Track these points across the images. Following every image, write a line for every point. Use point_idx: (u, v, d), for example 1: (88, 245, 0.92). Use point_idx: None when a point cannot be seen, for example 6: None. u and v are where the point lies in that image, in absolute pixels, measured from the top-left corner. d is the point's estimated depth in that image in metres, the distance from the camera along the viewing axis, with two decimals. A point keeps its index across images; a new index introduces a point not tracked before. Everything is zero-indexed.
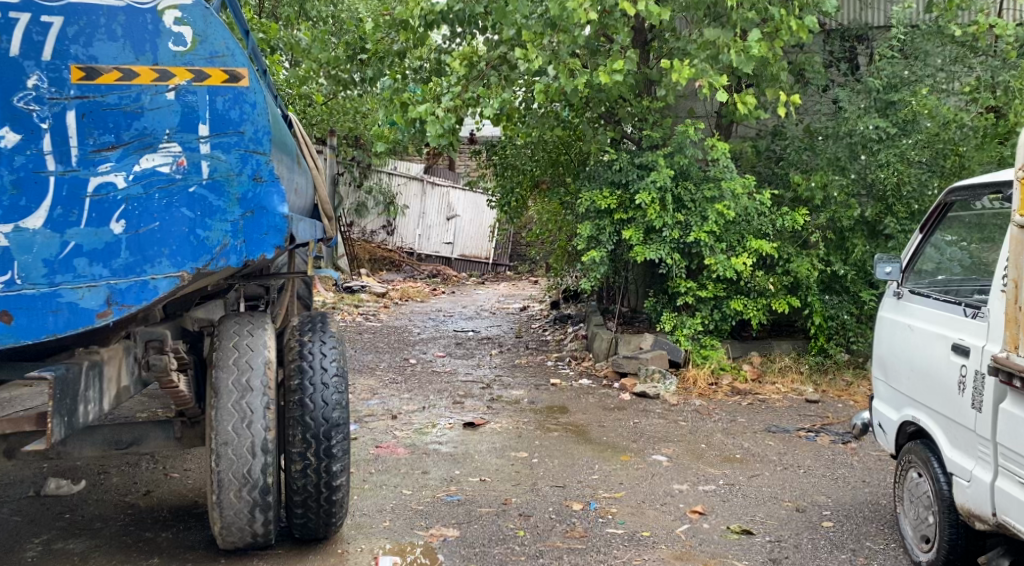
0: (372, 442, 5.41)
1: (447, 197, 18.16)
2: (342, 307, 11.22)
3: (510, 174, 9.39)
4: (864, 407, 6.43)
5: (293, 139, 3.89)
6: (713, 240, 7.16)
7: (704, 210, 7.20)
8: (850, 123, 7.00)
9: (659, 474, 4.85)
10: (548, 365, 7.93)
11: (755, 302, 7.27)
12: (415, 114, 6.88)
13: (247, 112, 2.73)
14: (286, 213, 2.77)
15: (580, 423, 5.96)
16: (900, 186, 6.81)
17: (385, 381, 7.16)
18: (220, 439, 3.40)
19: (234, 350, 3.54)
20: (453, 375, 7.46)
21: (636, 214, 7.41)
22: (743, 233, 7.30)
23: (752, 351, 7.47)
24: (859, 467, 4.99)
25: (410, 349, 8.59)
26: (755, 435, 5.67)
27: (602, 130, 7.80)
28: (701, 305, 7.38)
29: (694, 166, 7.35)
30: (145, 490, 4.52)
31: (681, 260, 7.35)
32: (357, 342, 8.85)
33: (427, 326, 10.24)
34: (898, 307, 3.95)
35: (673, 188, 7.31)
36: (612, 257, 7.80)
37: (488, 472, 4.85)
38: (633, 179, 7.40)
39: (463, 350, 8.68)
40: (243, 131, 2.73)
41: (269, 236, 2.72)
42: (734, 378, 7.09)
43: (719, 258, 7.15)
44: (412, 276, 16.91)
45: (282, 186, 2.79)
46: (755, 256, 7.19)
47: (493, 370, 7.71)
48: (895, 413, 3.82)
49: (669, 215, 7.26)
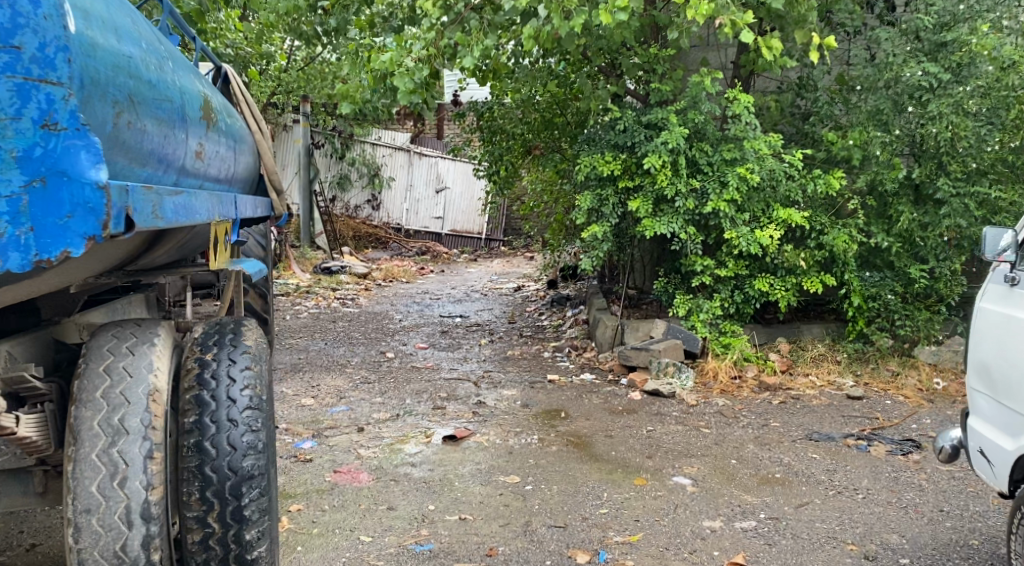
0: (330, 466, 4.44)
1: (436, 168, 16.94)
2: (319, 292, 10.23)
3: (498, 140, 8.34)
4: (917, 404, 5.45)
5: (190, 88, 3.01)
6: (734, 210, 6.21)
7: (724, 175, 6.22)
8: (895, 69, 5.99)
9: (683, 506, 3.88)
10: (544, 357, 6.96)
11: (783, 281, 6.30)
12: (380, 64, 5.94)
13: (26, 17, 1.93)
14: (97, 182, 1.98)
15: (584, 432, 4.98)
16: (955, 141, 5.87)
17: (356, 381, 6.17)
18: (79, 505, 2.40)
19: (104, 377, 2.53)
20: (435, 372, 6.48)
21: (644, 182, 6.40)
22: (768, 202, 6.30)
23: (778, 338, 6.48)
24: (932, 491, 4.01)
25: (389, 341, 7.60)
26: (795, 446, 4.69)
27: (603, 84, 6.77)
28: (720, 286, 6.42)
29: (710, 124, 6.35)
30: (29, 544, 3.53)
31: (696, 234, 6.38)
32: (330, 335, 7.86)
33: (411, 312, 9.24)
34: (1008, 298, 2.96)
35: (687, 150, 6.31)
36: (616, 232, 6.80)
37: (470, 507, 3.88)
38: (641, 140, 6.38)
39: (448, 339, 7.69)
40: (23, 48, 1.93)
41: (73, 221, 1.95)
42: (761, 370, 6.11)
43: (741, 231, 6.21)
44: (400, 254, 15.87)
45: (91, 136, 1.99)
46: (783, 227, 6.22)
47: (482, 364, 6.73)
48: (1010, 441, 2.86)
49: (682, 182, 6.28)
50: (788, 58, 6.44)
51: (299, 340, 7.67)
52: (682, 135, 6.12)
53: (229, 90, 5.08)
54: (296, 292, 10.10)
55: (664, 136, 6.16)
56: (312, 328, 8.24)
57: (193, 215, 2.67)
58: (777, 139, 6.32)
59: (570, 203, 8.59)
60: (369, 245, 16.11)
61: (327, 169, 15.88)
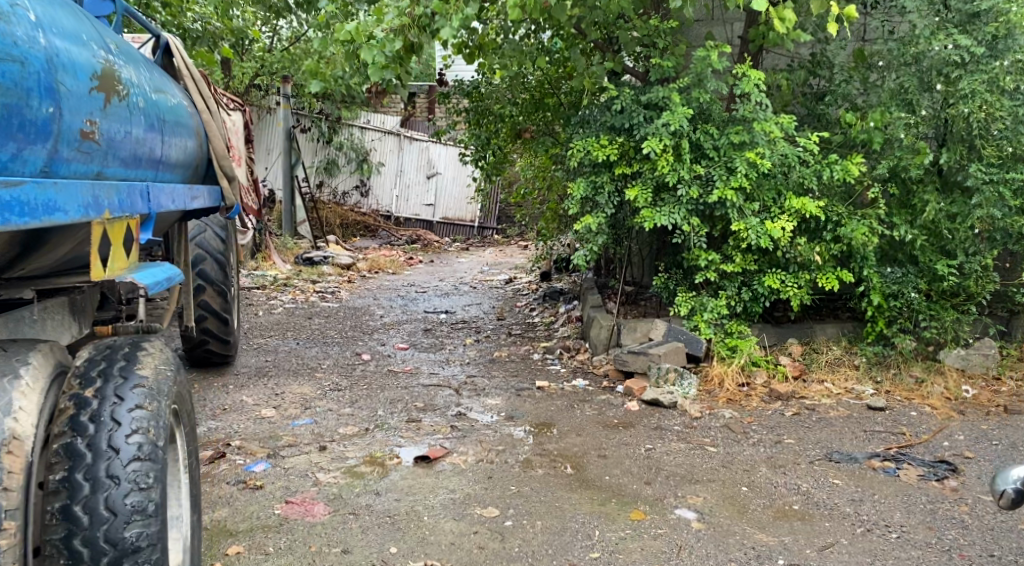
0: (283, 496, 3.87)
1: (427, 153, 16.50)
2: (298, 285, 9.66)
3: (486, 122, 7.74)
4: (947, 416, 4.88)
5: (77, 51, 2.48)
6: (743, 199, 5.64)
7: (731, 160, 5.65)
8: (922, 42, 5.39)
9: (686, 550, 3.32)
10: (534, 359, 6.38)
11: (795, 277, 5.73)
12: (346, 35, 5.32)
13: None
14: None
15: (574, 451, 4.42)
16: (989, 122, 5.27)
17: (325, 389, 5.60)
18: None
19: None
20: (412, 377, 5.90)
21: (643, 168, 5.83)
22: (779, 189, 5.72)
23: (789, 340, 5.91)
24: (977, 529, 3.45)
25: (366, 341, 7.02)
26: (812, 468, 4.13)
27: (598, 60, 6.17)
28: (726, 283, 5.86)
29: (716, 104, 5.77)
30: None
31: (701, 226, 5.81)
32: (304, 334, 7.28)
33: (393, 308, 8.67)
34: None
35: (690, 133, 5.74)
36: (613, 224, 6.23)
37: (439, 551, 3.33)
38: (639, 122, 5.79)
39: (431, 339, 7.12)
40: None
41: None
42: (771, 377, 5.54)
43: (750, 222, 5.64)
44: (389, 242, 15.28)
45: None
46: (796, 218, 5.64)
47: (465, 368, 6.16)
48: None
49: (685, 168, 5.70)
50: (802, 31, 5.84)
51: (269, 340, 7.10)
52: (685, 116, 5.55)
53: (172, 64, 4.49)
54: (273, 286, 9.52)
55: (664, 117, 5.59)
56: (286, 326, 7.66)
57: (50, 211, 2.18)
58: (789, 120, 5.73)
59: (565, 191, 7.99)
60: (357, 234, 15.51)
61: (314, 154, 15.28)
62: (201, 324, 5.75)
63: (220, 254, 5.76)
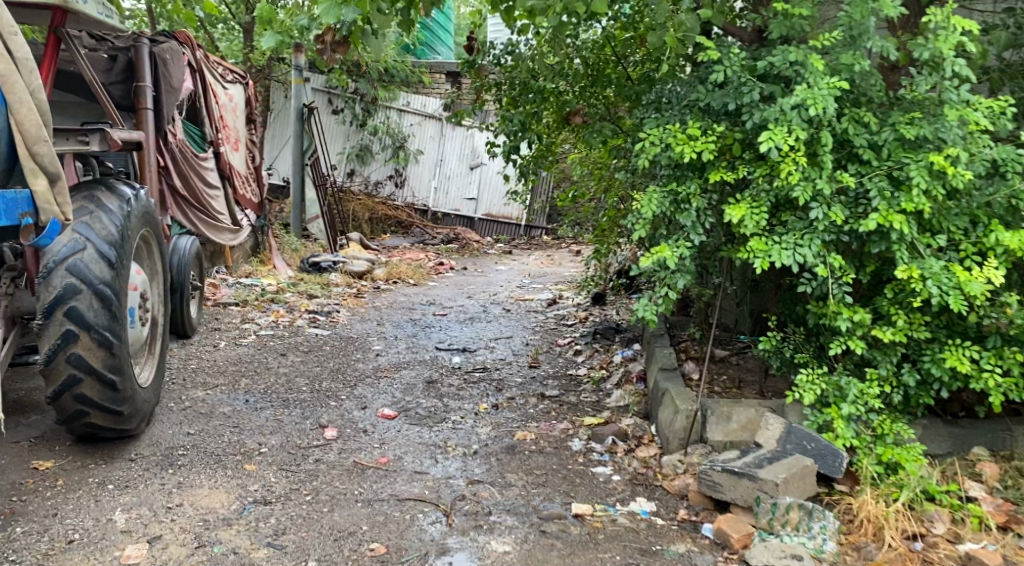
0: None
1: (471, 140, 14.38)
2: (288, 303, 7.70)
3: (526, 98, 5.58)
4: None
5: None
6: (917, 229, 3.50)
7: (902, 166, 3.52)
8: None
9: None
10: (572, 450, 4.31)
11: (1001, 357, 3.56)
12: None
13: None
14: None
15: None
16: None
17: (244, 503, 3.65)
18: None
19: None
20: (388, 481, 3.90)
21: (754, 174, 3.73)
22: (976, 216, 3.58)
23: (976, 451, 3.75)
24: None
25: (341, 403, 5.02)
26: None
27: (688, 7, 4.04)
28: (880, 357, 3.74)
29: (878, 77, 3.62)
30: None
31: (844, 268, 3.69)
32: (260, 387, 5.30)
33: (396, 342, 6.66)
34: None
35: (836, 121, 3.61)
36: (700, 255, 4.13)
37: None
38: (752, 99, 3.68)
39: (431, 401, 5.07)
40: None
41: None
42: (960, 522, 3.39)
43: (930, 265, 3.50)
44: (423, 242, 13.31)
45: None
46: (1005, 264, 3.48)
47: (469, 465, 4.12)
48: None
49: (826, 176, 3.57)
50: None
51: (208, 393, 5.14)
52: (833, 93, 3.44)
53: None
54: (256, 303, 7.58)
55: (794, 95, 3.49)
56: (245, 369, 5.71)
57: None
58: (1000, 104, 3.56)
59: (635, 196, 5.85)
60: (387, 230, 13.58)
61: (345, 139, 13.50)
62: (71, 390, 3.84)
63: (105, 284, 3.88)
